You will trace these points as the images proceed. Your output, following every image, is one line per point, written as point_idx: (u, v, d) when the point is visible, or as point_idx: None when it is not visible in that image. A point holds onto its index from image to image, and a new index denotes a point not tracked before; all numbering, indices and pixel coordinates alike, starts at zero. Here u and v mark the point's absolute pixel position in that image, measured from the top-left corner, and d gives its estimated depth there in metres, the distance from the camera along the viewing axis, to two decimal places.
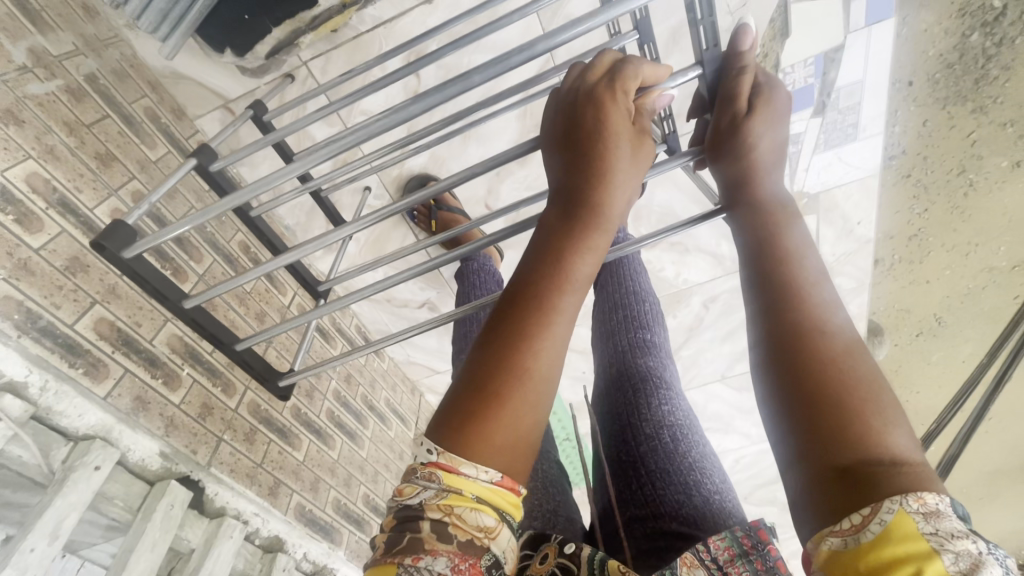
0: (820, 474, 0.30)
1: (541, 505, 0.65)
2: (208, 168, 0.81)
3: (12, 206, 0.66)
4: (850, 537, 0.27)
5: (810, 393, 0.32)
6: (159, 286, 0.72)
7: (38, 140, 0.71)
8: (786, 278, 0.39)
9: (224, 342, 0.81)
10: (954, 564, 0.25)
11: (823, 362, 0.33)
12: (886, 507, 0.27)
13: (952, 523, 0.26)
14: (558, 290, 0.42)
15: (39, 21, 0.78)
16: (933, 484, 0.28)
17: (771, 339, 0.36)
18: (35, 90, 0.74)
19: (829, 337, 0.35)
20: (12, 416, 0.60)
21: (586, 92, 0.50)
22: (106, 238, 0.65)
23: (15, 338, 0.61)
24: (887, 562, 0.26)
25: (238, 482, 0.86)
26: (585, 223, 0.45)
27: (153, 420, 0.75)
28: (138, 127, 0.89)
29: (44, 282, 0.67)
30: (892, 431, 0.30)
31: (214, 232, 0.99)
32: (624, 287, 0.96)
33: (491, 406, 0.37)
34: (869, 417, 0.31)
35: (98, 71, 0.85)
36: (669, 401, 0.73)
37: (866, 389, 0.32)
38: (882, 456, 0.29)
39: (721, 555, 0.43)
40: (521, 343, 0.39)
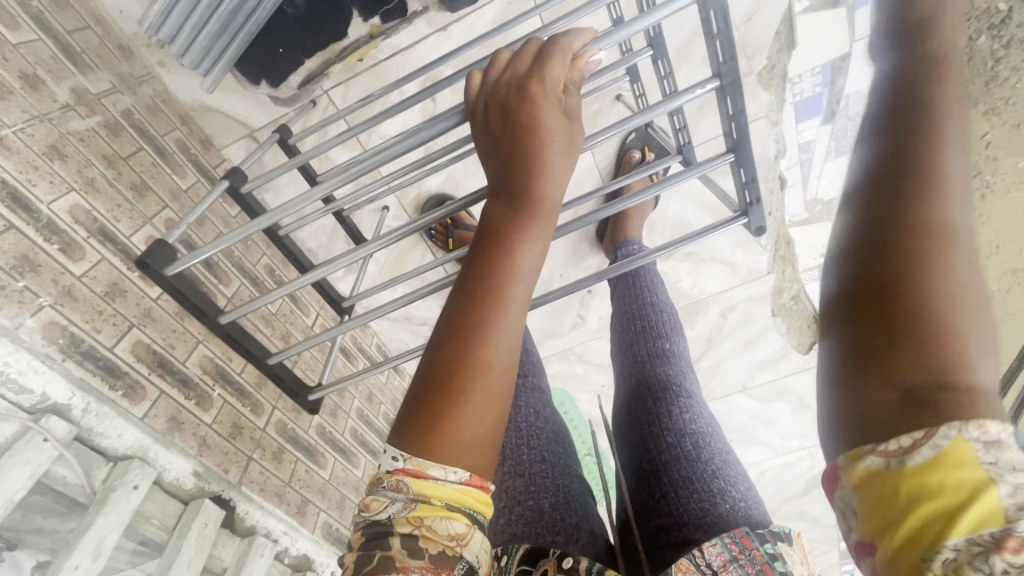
0: (881, 396, 0.27)
1: (562, 519, 0.65)
2: (240, 188, 0.86)
3: (57, 236, 0.69)
4: (895, 458, 0.26)
5: (901, 308, 0.28)
6: (199, 302, 0.75)
7: (80, 173, 0.75)
8: (925, 158, 0.31)
9: (257, 356, 0.83)
10: (1010, 497, 0.23)
11: (927, 273, 0.28)
12: (941, 432, 0.25)
13: (1016, 457, 0.24)
14: (507, 280, 0.46)
15: (80, 62, 0.83)
16: (996, 409, 0.25)
17: (867, 235, 0.31)
18: (77, 126, 0.78)
19: (947, 244, 0.28)
20: (57, 437, 0.62)
21: (517, 83, 0.54)
22: (149, 257, 0.68)
23: (60, 361, 0.64)
24: (933, 486, 0.25)
25: (268, 500, 0.87)
26: (532, 211, 0.49)
27: (186, 439, 0.77)
28: (170, 158, 0.93)
29: (85, 307, 0.69)
30: (987, 360, 0.26)
31: (240, 255, 1.02)
32: (641, 298, 0.96)
33: (452, 402, 0.41)
34: (968, 342, 0.26)
35: (133, 106, 0.90)
36: (689, 409, 0.74)
37: (961, 324, 0.27)
38: (958, 384, 0.25)
39: (714, 560, 0.51)
40: (471, 338, 0.43)
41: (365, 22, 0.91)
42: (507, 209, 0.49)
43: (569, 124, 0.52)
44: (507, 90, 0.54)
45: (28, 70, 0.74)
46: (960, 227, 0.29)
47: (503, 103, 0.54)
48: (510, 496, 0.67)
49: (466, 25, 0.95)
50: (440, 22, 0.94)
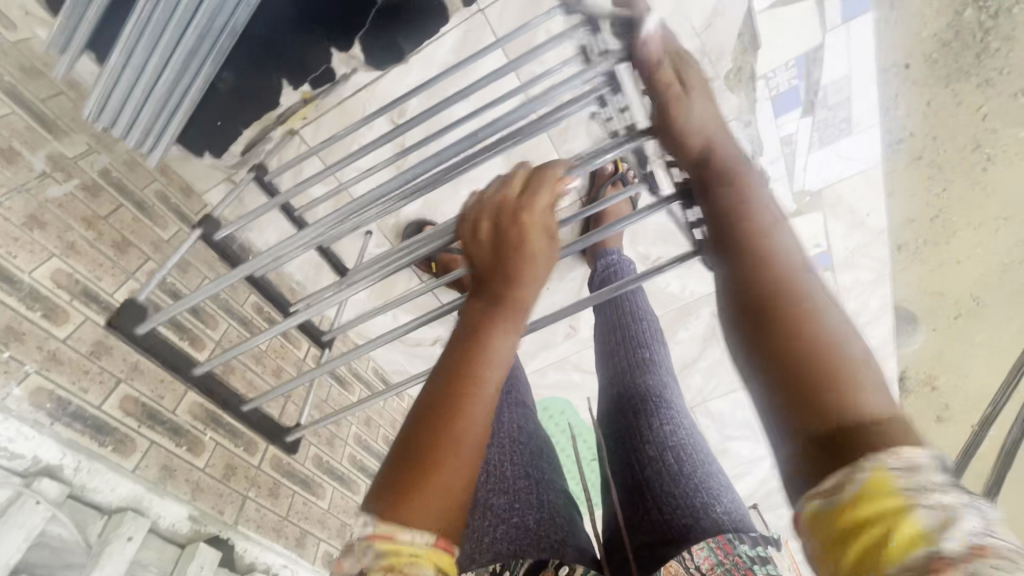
0: (804, 442, 0.31)
1: (547, 534, 0.61)
2: (215, 236, 0.87)
3: (39, 303, 0.73)
4: (832, 496, 0.29)
5: (782, 353, 0.33)
6: (171, 357, 0.80)
7: (59, 238, 0.78)
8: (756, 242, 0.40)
9: (230, 404, 0.86)
10: (927, 518, 0.27)
11: (800, 328, 0.34)
12: (862, 466, 0.29)
13: (925, 478, 0.28)
14: (480, 366, 0.47)
15: (55, 129, 0.86)
16: (906, 441, 0.30)
17: (742, 294, 0.38)
18: (55, 193, 0.81)
19: (799, 303, 0.35)
20: (49, 498, 0.65)
21: (506, 196, 0.57)
22: (121, 317, 0.75)
23: (48, 424, 0.67)
24: (867, 518, 0.28)
25: (266, 536, 0.90)
26: (505, 307, 0.51)
27: (180, 485, 0.80)
28: (150, 211, 0.96)
29: (71, 369, 0.73)
30: (869, 396, 0.31)
31: (227, 298, 1.05)
32: (619, 309, 0.89)
33: (421, 476, 0.41)
34: (846, 379, 0.31)
35: (110, 164, 0.92)
36: (670, 419, 0.68)
37: (855, 367, 0.32)
38: (862, 417, 0.30)
39: (701, 563, 0.49)
40: (447, 416, 0.44)
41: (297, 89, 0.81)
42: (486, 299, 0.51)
43: (553, 243, 0.55)
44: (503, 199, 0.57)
45: (4, 144, 0.78)
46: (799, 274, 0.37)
47: (495, 207, 0.56)
48: (493, 514, 0.62)
49: (426, 57, 0.95)
50: None
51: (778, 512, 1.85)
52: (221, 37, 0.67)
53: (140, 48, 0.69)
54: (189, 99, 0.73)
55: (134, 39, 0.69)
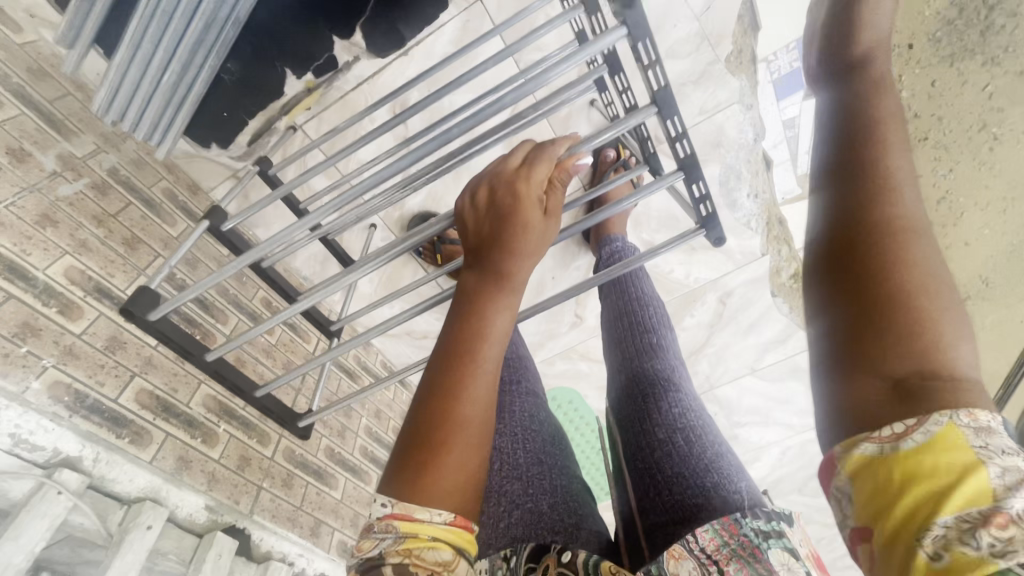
0: (870, 393, 0.30)
1: (562, 517, 0.60)
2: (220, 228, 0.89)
3: (55, 299, 0.74)
4: (889, 444, 0.29)
5: (883, 295, 0.31)
6: (183, 342, 0.84)
7: (71, 236, 0.80)
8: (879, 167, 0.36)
9: (245, 390, 0.90)
10: (999, 476, 0.26)
11: (902, 270, 0.32)
12: (934, 420, 0.28)
13: (1003, 440, 0.28)
14: (478, 344, 0.49)
15: (63, 129, 0.87)
16: (984, 402, 0.29)
17: (836, 228, 0.35)
18: (66, 192, 0.82)
19: (910, 241, 0.33)
20: (70, 488, 0.67)
21: (503, 174, 0.58)
22: (133, 305, 0.78)
23: (67, 417, 0.69)
24: (927, 469, 0.28)
25: (281, 526, 0.91)
26: (501, 282, 0.52)
27: (196, 476, 0.81)
28: (159, 209, 0.98)
29: (88, 363, 0.74)
30: (959, 349, 0.30)
31: (236, 293, 1.06)
32: (625, 295, 0.88)
33: (432, 456, 0.43)
34: (938, 329, 0.30)
35: (119, 164, 0.93)
36: (679, 402, 0.68)
37: (949, 321, 0.31)
38: (941, 376, 0.29)
39: (707, 545, 0.45)
40: (450, 395, 0.46)
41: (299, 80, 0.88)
42: (482, 276, 0.53)
43: (550, 217, 0.56)
44: (499, 174, 0.58)
45: (15, 144, 0.79)
46: (913, 208, 0.34)
47: (493, 185, 0.58)
48: (509, 500, 0.62)
49: (427, 47, 0.96)
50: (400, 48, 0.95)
51: (788, 497, 1.86)
52: (226, 28, 0.69)
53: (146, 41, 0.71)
54: (195, 91, 0.75)
55: (139, 33, 0.70)
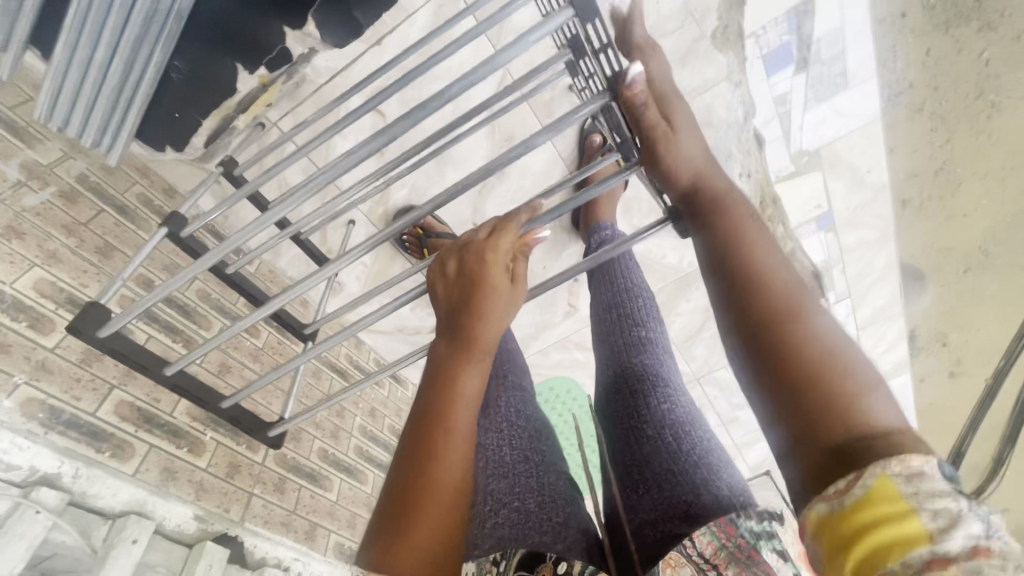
0: (817, 457, 0.31)
1: (549, 517, 0.59)
2: (181, 234, 0.83)
3: (24, 313, 0.72)
4: (836, 500, 0.29)
5: (802, 378, 0.34)
6: (142, 361, 0.76)
7: (40, 247, 0.77)
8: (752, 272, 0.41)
9: (207, 401, 0.83)
10: (932, 521, 0.26)
11: (799, 354, 0.35)
12: (869, 472, 0.28)
13: (934, 485, 0.27)
14: (450, 408, 0.48)
15: (27, 136, 0.83)
16: (915, 447, 0.29)
17: (740, 329, 0.39)
18: (31, 202, 0.80)
19: (801, 326, 0.36)
20: (50, 507, 0.65)
21: (471, 246, 0.61)
22: (78, 323, 0.70)
23: (43, 434, 0.67)
24: (865, 524, 0.27)
25: (274, 532, 0.90)
26: (470, 348, 0.52)
27: (182, 487, 0.80)
28: (133, 215, 0.95)
29: (63, 378, 0.72)
30: (869, 405, 0.32)
31: (219, 297, 1.04)
32: (615, 286, 0.86)
33: (406, 520, 0.42)
34: (847, 394, 0.32)
35: (88, 170, 0.90)
36: (669, 398, 0.66)
37: (854, 384, 0.33)
38: (868, 429, 0.30)
39: (706, 549, 0.47)
40: (422, 459, 0.45)
41: (253, 74, 0.74)
42: (450, 344, 0.53)
43: (513, 287, 0.58)
44: (467, 245, 0.61)
45: None
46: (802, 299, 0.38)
47: (460, 260, 0.59)
48: (494, 498, 0.59)
49: (401, 35, 0.93)
50: (372, 37, 0.92)
51: (790, 477, 1.85)
52: (168, 20, 0.66)
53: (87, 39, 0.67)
54: (142, 90, 0.71)
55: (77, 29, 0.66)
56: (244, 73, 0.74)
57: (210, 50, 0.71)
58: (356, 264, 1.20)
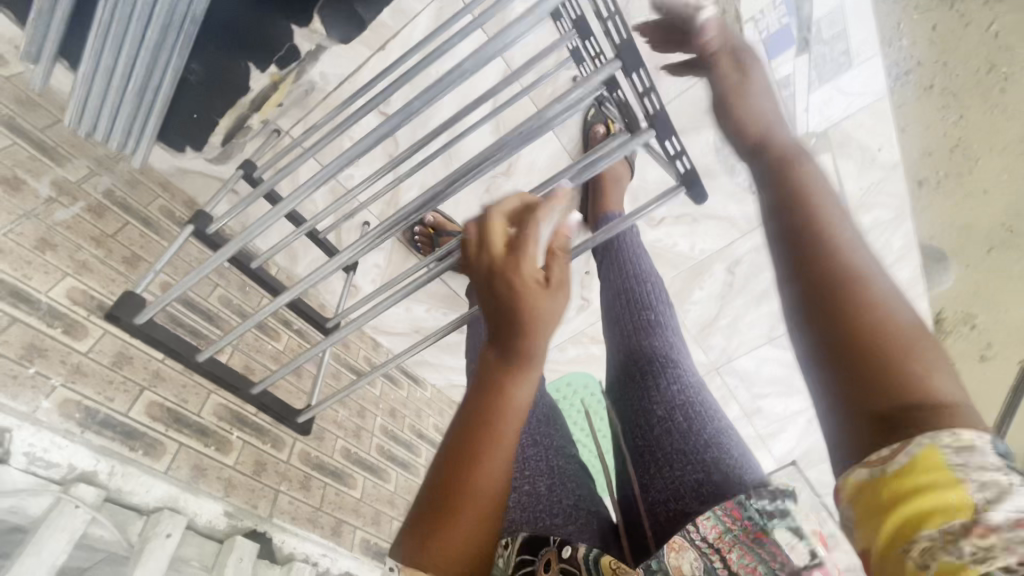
0: (860, 421, 0.31)
1: (560, 500, 0.59)
2: (206, 231, 0.88)
3: (59, 320, 0.76)
4: (878, 467, 0.29)
5: (867, 341, 0.33)
6: (174, 345, 0.82)
7: (71, 258, 0.81)
8: (811, 227, 0.40)
9: (240, 387, 0.88)
10: (979, 492, 0.26)
11: (868, 312, 0.34)
12: (916, 441, 0.28)
13: (986, 458, 0.27)
14: (499, 420, 0.48)
15: (56, 155, 0.88)
16: (971, 421, 0.29)
17: (801, 279, 0.37)
18: (62, 216, 0.84)
19: (865, 284, 0.35)
20: (88, 502, 0.68)
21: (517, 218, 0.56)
22: (118, 310, 0.77)
23: (79, 433, 0.70)
24: (908, 491, 0.27)
25: (302, 527, 0.92)
26: (521, 357, 0.50)
27: (212, 483, 0.82)
28: (157, 226, 0.99)
29: (96, 381, 0.76)
30: (935, 375, 0.31)
31: (240, 303, 1.07)
32: (623, 272, 0.85)
33: (449, 521, 0.44)
34: (910, 361, 0.31)
35: (114, 185, 0.94)
36: (678, 378, 0.65)
37: (919, 356, 0.32)
38: (928, 401, 0.30)
39: (709, 532, 0.45)
40: (470, 467, 0.46)
41: (263, 72, 0.78)
42: (501, 348, 0.51)
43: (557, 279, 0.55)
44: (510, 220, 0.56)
45: (9, 174, 0.80)
46: (863, 259, 0.37)
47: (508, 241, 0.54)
48: None
49: (403, 38, 0.96)
50: (376, 43, 0.95)
51: (819, 466, 1.82)
52: (183, 28, 0.68)
53: (106, 48, 0.70)
54: (162, 95, 0.74)
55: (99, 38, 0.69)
56: (255, 71, 0.78)
57: (226, 56, 0.75)
58: (370, 266, 1.23)
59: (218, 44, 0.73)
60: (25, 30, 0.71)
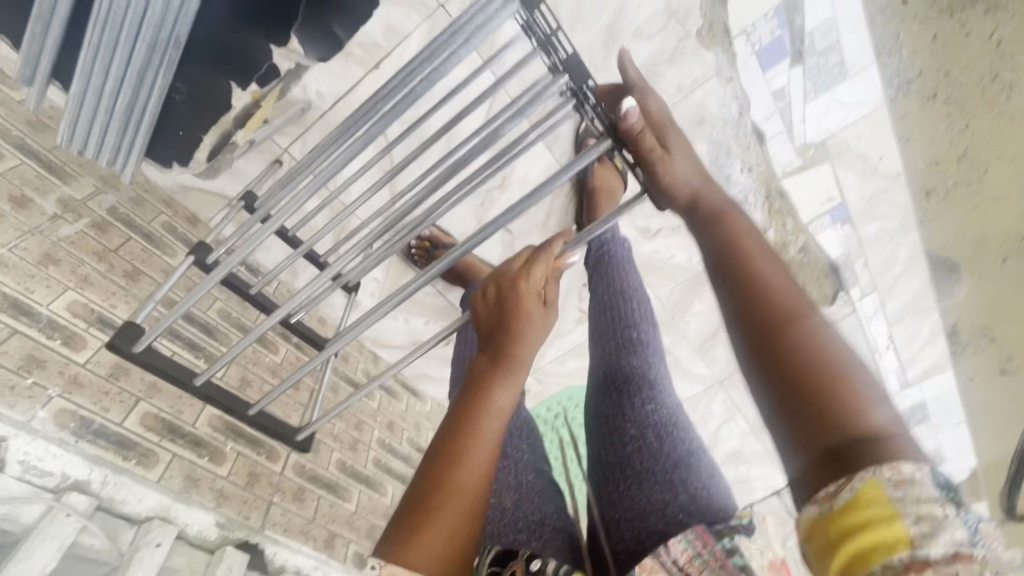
0: (812, 458, 0.33)
1: (525, 516, 0.59)
2: (207, 260, 0.91)
3: (59, 332, 0.78)
4: (826, 504, 0.31)
5: (812, 379, 0.35)
6: (171, 371, 0.83)
7: (74, 273, 0.84)
8: (754, 278, 0.42)
9: (237, 409, 0.88)
10: (915, 525, 0.28)
11: (803, 353, 0.36)
12: (858, 477, 0.31)
13: (926, 489, 0.29)
14: (481, 415, 0.50)
15: (63, 174, 0.91)
16: (911, 455, 0.31)
17: (748, 324, 0.40)
18: (66, 232, 0.87)
19: (799, 327, 0.38)
20: (79, 511, 0.70)
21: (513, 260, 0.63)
22: (117, 339, 0.79)
23: (73, 442, 0.72)
24: (854, 528, 0.30)
25: (294, 540, 0.92)
26: (506, 365, 0.54)
27: (205, 494, 0.83)
28: (159, 242, 1.02)
29: (92, 391, 0.77)
30: (874, 408, 0.33)
31: (240, 316, 1.10)
32: (609, 287, 0.85)
33: (427, 517, 0.44)
34: (845, 394, 0.34)
35: (118, 203, 0.98)
36: (654, 399, 0.64)
37: (855, 388, 0.34)
38: (864, 433, 0.32)
39: (679, 557, 0.45)
40: (453, 460, 0.47)
41: (245, 89, 0.79)
42: (491, 358, 0.55)
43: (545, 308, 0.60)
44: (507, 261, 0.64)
45: (16, 192, 0.83)
46: (800, 305, 0.40)
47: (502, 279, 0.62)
48: None
49: (397, 57, 0.98)
50: (371, 62, 0.98)
51: None
52: (168, 49, 0.71)
53: (97, 69, 0.73)
54: (149, 113, 0.78)
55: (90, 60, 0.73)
56: (236, 89, 0.79)
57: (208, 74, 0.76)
58: (368, 280, 1.25)
59: (209, 65, 0.76)
60: (22, 53, 0.74)
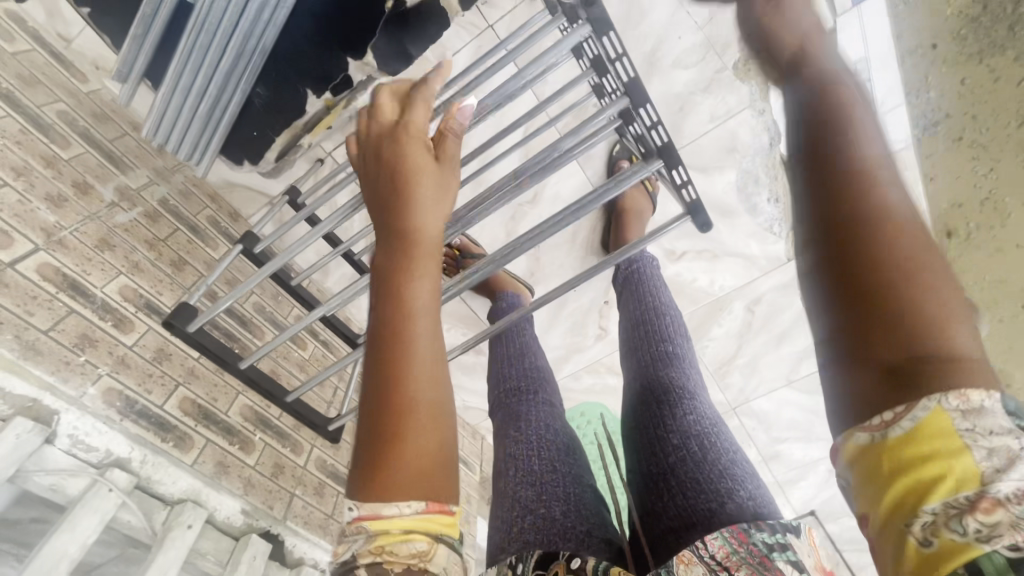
0: (866, 376, 0.28)
1: (574, 525, 0.57)
2: (254, 250, 0.94)
3: (111, 314, 0.82)
4: (878, 433, 0.27)
5: (887, 279, 0.29)
6: (218, 352, 0.88)
7: (127, 258, 0.88)
8: (845, 151, 0.34)
9: (274, 392, 0.94)
10: (986, 460, 0.25)
11: (885, 250, 0.29)
12: (922, 405, 0.26)
13: (994, 420, 0.25)
14: (405, 322, 0.46)
15: (122, 164, 0.96)
16: (983, 378, 0.26)
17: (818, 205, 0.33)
18: (122, 219, 0.91)
19: (891, 215, 0.30)
20: (120, 487, 0.72)
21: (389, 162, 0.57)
22: (176, 318, 0.82)
23: (118, 420, 0.75)
24: (913, 459, 0.26)
25: (313, 533, 0.94)
26: (407, 251, 0.50)
27: (233, 481, 0.85)
28: (204, 234, 1.06)
29: (137, 373, 0.81)
30: (958, 324, 0.27)
31: (273, 311, 1.13)
32: (643, 304, 0.87)
33: (391, 447, 0.42)
34: (927, 307, 0.28)
35: (168, 194, 1.03)
36: (695, 409, 0.66)
37: (939, 299, 0.28)
38: (939, 352, 0.27)
39: (717, 552, 0.46)
40: (395, 374, 0.44)
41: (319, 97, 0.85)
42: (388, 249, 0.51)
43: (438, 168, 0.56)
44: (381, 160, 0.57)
45: (80, 178, 0.87)
46: (898, 190, 0.32)
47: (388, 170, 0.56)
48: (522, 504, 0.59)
49: (443, 73, 1.02)
50: (418, 76, 1.02)
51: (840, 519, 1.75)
52: (253, 56, 0.77)
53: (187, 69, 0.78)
54: (230, 111, 0.83)
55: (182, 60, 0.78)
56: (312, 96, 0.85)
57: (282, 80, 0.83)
58: None
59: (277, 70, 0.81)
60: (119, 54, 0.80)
